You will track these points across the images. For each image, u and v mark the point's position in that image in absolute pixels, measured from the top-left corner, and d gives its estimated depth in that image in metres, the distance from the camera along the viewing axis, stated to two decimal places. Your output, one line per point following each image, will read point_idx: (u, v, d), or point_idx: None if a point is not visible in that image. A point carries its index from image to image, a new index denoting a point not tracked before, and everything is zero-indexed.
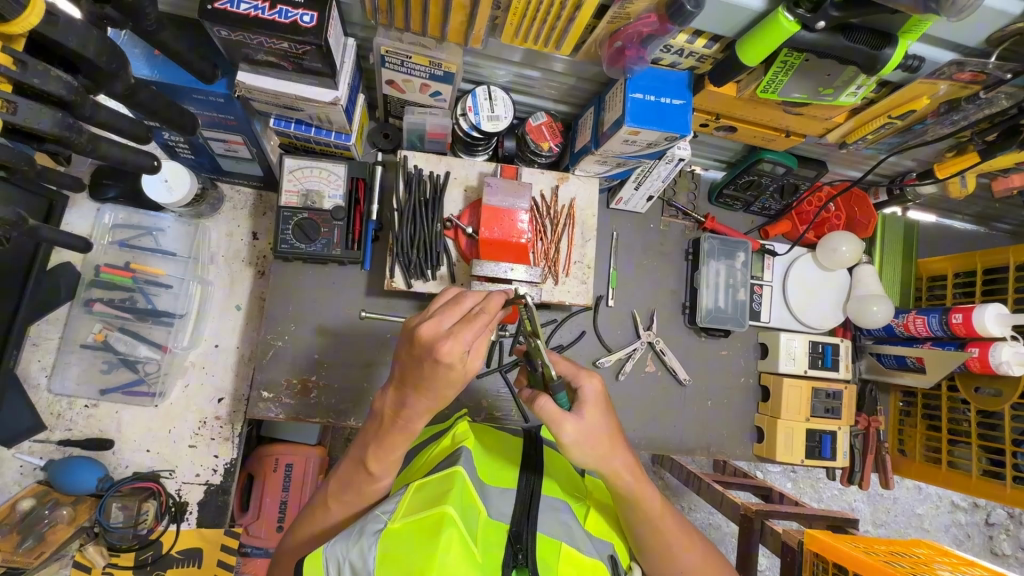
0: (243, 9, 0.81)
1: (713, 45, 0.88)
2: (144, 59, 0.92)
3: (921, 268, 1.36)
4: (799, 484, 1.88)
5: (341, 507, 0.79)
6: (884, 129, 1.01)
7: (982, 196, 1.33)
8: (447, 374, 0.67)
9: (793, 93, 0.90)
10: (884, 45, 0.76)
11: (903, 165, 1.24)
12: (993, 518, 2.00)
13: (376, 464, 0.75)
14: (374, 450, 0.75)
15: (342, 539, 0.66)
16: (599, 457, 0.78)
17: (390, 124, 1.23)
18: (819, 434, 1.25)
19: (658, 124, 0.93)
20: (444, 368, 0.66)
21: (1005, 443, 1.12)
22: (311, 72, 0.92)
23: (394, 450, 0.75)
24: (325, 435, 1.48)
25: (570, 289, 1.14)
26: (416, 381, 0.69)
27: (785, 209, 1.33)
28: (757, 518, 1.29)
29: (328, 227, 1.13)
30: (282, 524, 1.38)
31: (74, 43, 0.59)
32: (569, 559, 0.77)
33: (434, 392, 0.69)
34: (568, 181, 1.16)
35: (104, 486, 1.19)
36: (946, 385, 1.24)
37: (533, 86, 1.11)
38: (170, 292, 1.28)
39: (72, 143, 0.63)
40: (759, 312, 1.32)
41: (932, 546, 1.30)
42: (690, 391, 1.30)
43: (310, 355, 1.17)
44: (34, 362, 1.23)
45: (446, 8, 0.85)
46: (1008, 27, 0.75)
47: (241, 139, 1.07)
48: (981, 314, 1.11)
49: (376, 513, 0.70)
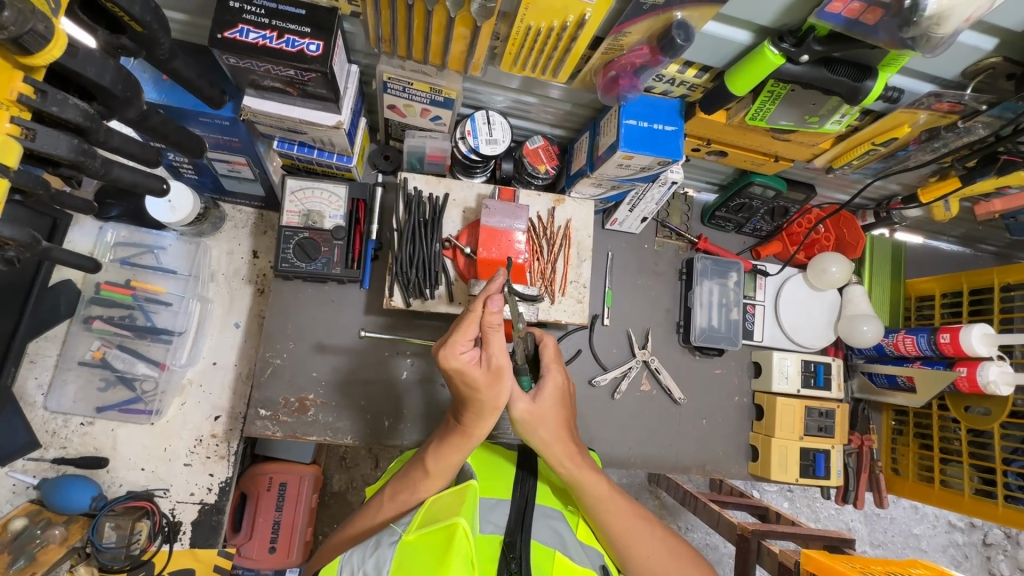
0: (252, 38, 0.84)
1: (703, 74, 0.91)
2: (153, 84, 0.95)
3: (909, 288, 1.39)
4: (796, 503, 1.88)
5: (391, 508, 0.90)
6: (869, 156, 1.04)
7: (966, 219, 1.37)
8: (470, 383, 0.80)
9: (780, 120, 0.93)
10: (865, 77, 0.79)
11: (889, 189, 1.27)
12: (989, 538, 2.01)
13: (432, 465, 0.88)
14: (434, 454, 0.88)
15: (363, 553, 0.70)
16: (545, 441, 0.87)
17: (391, 146, 1.26)
18: (813, 453, 1.26)
19: (651, 150, 0.96)
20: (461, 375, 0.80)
21: (995, 462, 1.15)
22: (315, 97, 0.95)
23: (450, 463, 0.88)
24: (319, 454, 1.49)
25: (566, 308, 1.16)
26: (457, 392, 0.84)
27: (776, 230, 1.36)
28: (753, 538, 1.31)
29: (328, 246, 1.15)
30: (275, 544, 1.38)
31: (92, 72, 0.61)
32: (560, 566, 0.81)
33: (482, 399, 0.82)
34: (565, 204, 1.19)
35: (98, 505, 1.18)
36: (936, 404, 1.26)
37: (531, 111, 1.15)
38: (169, 309, 1.29)
39: (87, 168, 0.64)
40: (751, 331, 1.34)
41: (927, 566, 1.31)
42: (685, 410, 1.31)
43: (309, 372, 1.18)
44: (31, 379, 1.23)
45: (447, 38, 0.89)
46: (982, 61, 0.79)
47: (244, 160, 1.10)
48: (968, 335, 1.13)
49: (397, 530, 0.73)
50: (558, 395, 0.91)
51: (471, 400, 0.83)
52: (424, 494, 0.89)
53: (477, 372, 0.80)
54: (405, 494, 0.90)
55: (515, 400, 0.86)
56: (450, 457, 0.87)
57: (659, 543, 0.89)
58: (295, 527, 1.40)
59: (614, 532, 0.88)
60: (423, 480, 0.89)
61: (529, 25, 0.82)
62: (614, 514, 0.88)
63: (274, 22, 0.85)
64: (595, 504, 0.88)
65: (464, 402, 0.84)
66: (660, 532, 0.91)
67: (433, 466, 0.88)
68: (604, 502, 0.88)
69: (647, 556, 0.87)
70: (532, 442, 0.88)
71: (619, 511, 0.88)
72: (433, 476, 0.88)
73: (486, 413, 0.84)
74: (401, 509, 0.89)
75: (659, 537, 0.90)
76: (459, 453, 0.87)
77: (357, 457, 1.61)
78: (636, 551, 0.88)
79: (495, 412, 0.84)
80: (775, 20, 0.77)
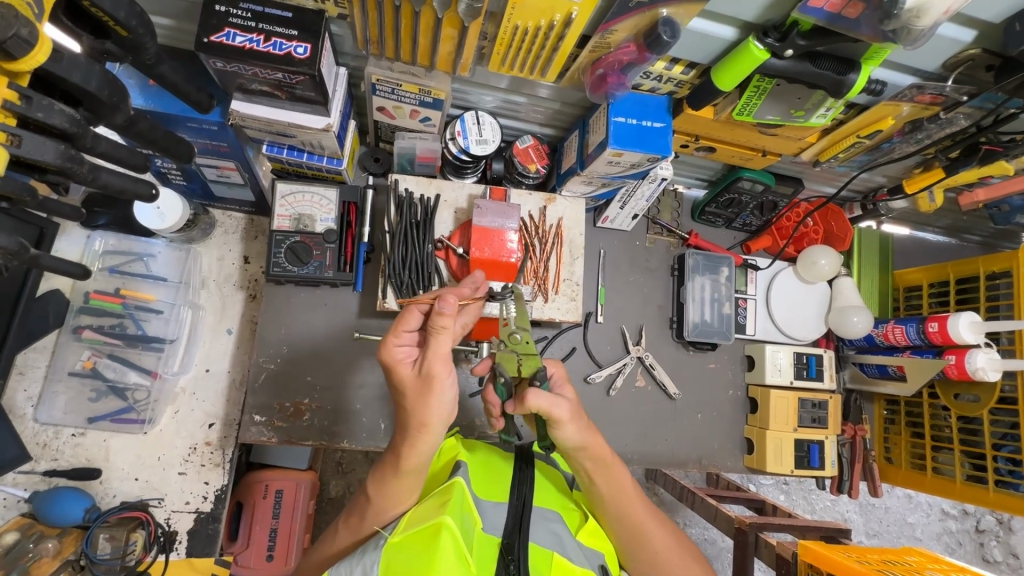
0: (239, 42, 0.83)
1: (690, 71, 0.92)
2: (139, 89, 0.95)
3: (897, 279, 1.41)
4: (792, 496, 1.90)
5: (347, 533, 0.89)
6: (855, 148, 1.06)
7: (951, 209, 1.39)
8: (402, 383, 0.81)
9: (767, 115, 0.94)
10: (849, 71, 0.81)
11: (875, 181, 1.29)
12: (983, 525, 2.03)
13: (374, 491, 0.85)
14: (376, 480, 0.85)
15: (348, 563, 0.68)
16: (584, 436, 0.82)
17: (381, 149, 1.26)
18: (807, 444, 1.28)
19: (640, 146, 0.97)
20: (395, 373, 0.81)
21: (985, 447, 1.17)
22: (304, 100, 0.94)
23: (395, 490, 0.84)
24: (316, 459, 1.48)
25: (560, 307, 1.16)
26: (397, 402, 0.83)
27: (766, 225, 1.37)
28: (751, 531, 1.32)
29: (320, 249, 1.14)
30: (272, 552, 1.37)
31: (77, 77, 0.61)
32: (560, 567, 0.82)
33: (409, 410, 0.80)
34: (556, 202, 1.20)
35: (91, 516, 1.17)
36: (927, 392, 1.27)
37: (520, 111, 1.15)
38: (160, 317, 1.27)
39: (74, 174, 0.64)
40: (744, 325, 1.36)
41: (922, 553, 1.32)
42: (681, 405, 1.32)
43: (303, 377, 1.18)
44: (20, 391, 1.22)
45: (435, 39, 0.89)
46: (962, 53, 0.81)
47: (233, 165, 1.09)
48: (955, 323, 1.14)
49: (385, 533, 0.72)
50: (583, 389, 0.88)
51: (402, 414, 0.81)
52: (370, 520, 0.86)
53: (408, 373, 0.80)
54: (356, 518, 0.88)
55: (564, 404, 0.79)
56: (396, 489, 0.84)
57: (668, 538, 0.93)
58: (293, 533, 1.39)
59: (629, 533, 0.91)
60: (368, 506, 0.86)
61: (516, 25, 0.82)
62: (631, 511, 0.90)
63: (261, 26, 0.84)
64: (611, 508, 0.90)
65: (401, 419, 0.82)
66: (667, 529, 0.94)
67: (378, 490, 0.84)
68: (624, 505, 0.89)
69: (655, 551, 0.92)
70: (570, 442, 0.82)
71: (638, 515, 0.90)
72: (377, 500, 0.85)
73: (414, 430, 0.79)
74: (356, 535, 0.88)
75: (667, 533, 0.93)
76: (400, 481, 0.83)
77: (353, 462, 1.60)
78: (646, 549, 0.92)
79: (423, 430, 0.79)
80: (758, 15, 0.78)
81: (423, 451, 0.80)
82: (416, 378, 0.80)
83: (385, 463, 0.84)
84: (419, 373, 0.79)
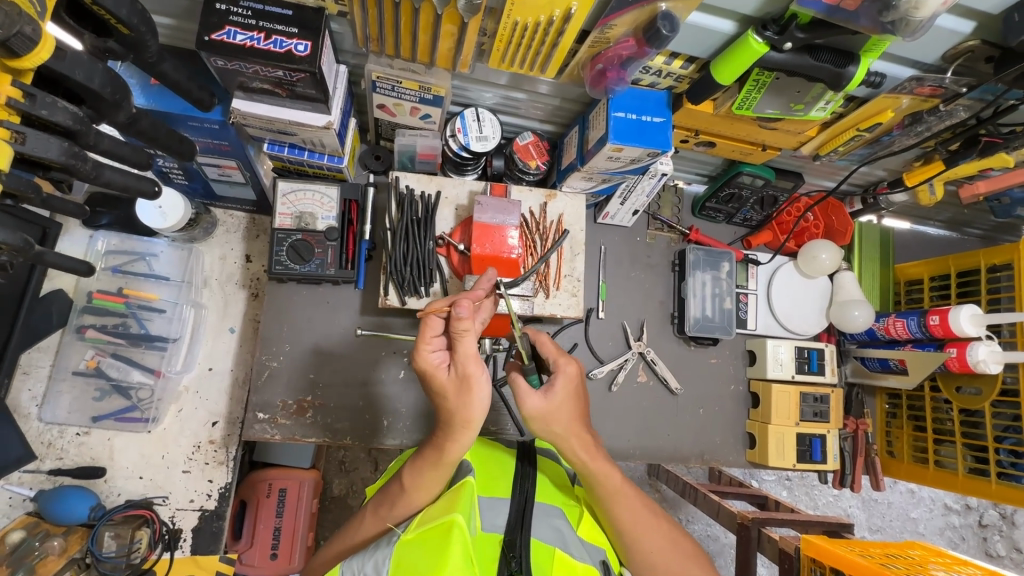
0: (239, 40, 0.84)
1: (689, 65, 0.93)
2: (141, 89, 0.95)
3: (898, 273, 1.41)
4: (794, 491, 1.90)
5: (374, 521, 0.90)
6: (854, 141, 1.06)
7: (951, 203, 1.39)
8: (439, 387, 0.80)
9: (766, 109, 0.95)
10: (848, 63, 0.81)
11: (875, 175, 1.29)
12: (985, 519, 2.03)
13: (410, 482, 0.86)
14: (412, 471, 0.86)
15: (361, 557, 0.71)
16: (559, 432, 0.87)
17: (381, 147, 1.26)
18: (809, 438, 1.28)
19: (640, 141, 0.97)
20: (430, 378, 0.80)
21: (987, 440, 1.17)
22: (305, 98, 0.95)
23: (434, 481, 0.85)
24: (319, 457, 1.49)
25: (561, 303, 1.16)
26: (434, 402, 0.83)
27: (766, 220, 1.37)
28: (754, 525, 1.32)
29: (322, 247, 1.15)
30: (276, 550, 1.38)
31: (80, 75, 0.62)
32: (560, 564, 0.82)
33: (450, 409, 0.80)
34: (556, 199, 1.20)
35: (97, 514, 1.18)
36: (929, 386, 1.28)
37: (520, 107, 1.16)
38: (163, 316, 1.28)
39: (78, 171, 0.64)
40: (745, 319, 1.36)
41: (925, 547, 1.33)
42: (682, 400, 1.32)
43: (306, 375, 1.18)
44: (25, 391, 1.22)
45: (434, 36, 0.89)
46: (960, 45, 0.81)
47: (234, 164, 1.10)
48: (956, 316, 1.14)
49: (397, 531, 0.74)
50: (571, 388, 0.88)
51: (443, 413, 0.81)
52: (401, 510, 0.87)
53: (444, 376, 0.80)
54: (386, 508, 0.88)
55: (527, 399, 0.84)
56: (432, 480, 0.85)
57: (662, 542, 0.92)
58: (297, 531, 1.40)
59: (622, 532, 0.91)
60: (400, 497, 0.87)
61: (516, 20, 0.82)
62: (622, 509, 0.90)
63: (261, 23, 0.85)
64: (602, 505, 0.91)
65: (442, 418, 0.82)
66: (666, 529, 0.93)
67: (411, 482, 0.86)
68: (613, 500, 0.90)
69: (649, 552, 0.91)
70: (545, 434, 0.88)
71: (627, 515, 0.90)
72: (410, 491, 0.86)
73: (458, 428, 0.80)
74: (384, 522, 0.89)
75: (663, 534, 0.92)
76: (435, 472, 0.84)
77: (356, 461, 1.61)
78: (639, 548, 0.91)
79: (468, 427, 0.80)
80: (757, 9, 0.78)
81: (465, 446, 0.81)
82: (455, 379, 0.79)
83: (422, 457, 0.85)
84: (456, 374, 0.79)
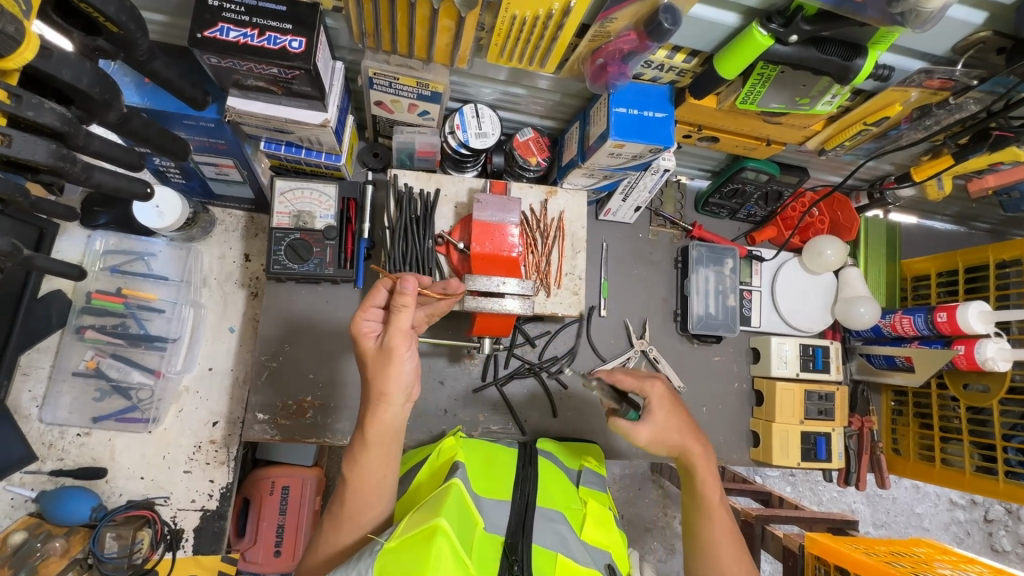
0: (232, 37, 0.82)
1: (692, 59, 0.91)
2: (135, 88, 0.94)
3: (905, 269, 1.39)
4: (798, 487, 1.89)
5: (331, 525, 0.83)
6: (861, 136, 1.04)
7: (959, 197, 1.37)
8: (363, 356, 0.83)
9: (771, 103, 0.93)
10: (855, 56, 0.79)
11: (881, 169, 1.27)
12: (991, 514, 2.02)
13: (350, 473, 0.82)
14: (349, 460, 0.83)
15: (344, 567, 0.68)
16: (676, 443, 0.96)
17: (380, 144, 1.25)
18: (814, 436, 1.26)
19: (643, 137, 0.95)
20: (358, 345, 0.84)
21: (995, 438, 1.15)
22: (301, 95, 0.93)
23: (372, 467, 0.82)
24: (321, 456, 1.48)
25: (562, 301, 1.15)
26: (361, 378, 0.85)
27: (771, 215, 1.35)
28: (758, 523, 1.31)
29: (320, 247, 1.14)
30: (280, 548, 1.37)
31: (68, 75, 0.60)
32: (564, 567, 0.83)
33: (371, 379, 0.81)
34: (557, 195, 1.18)
35: (98, 515, 1.17)
36: (936, 383, 1.26)
37: (520, 103, 1.14)
38: (162, 316, 1.27)
39: (66, 173, 0.63)
40: (749, 317, 1.34)
41: (931, 544, 1.31)
42: (685, 398, 1.31)
43: (305, 375, 1.18)
44: (25, 392, 1.22)
45: (432, 31, 0.88)
46: (972, 36, 0.79)
47: (231, 163, 1.09)
48: (964, 313, 1.12)
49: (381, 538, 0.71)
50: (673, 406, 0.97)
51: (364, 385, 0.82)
52: (349, 505, 0.82)
53: (370, 347, 0.83)
54: (337, 507, 0.83)
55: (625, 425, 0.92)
56: (371, 464, 0.82)
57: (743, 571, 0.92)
58: (300, 530, 1.39)
59: (706, 548, 0.94)
60: (346, 492, 0.82)
61: (514, 15, 0.80)
62: (715, 523, 0.95)
63: (255, 20, 0.83)
64: (695, 508, 0.97)
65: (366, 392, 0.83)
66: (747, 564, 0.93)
67: (351, 475, 0.82)
68: (707, 511, 0.96)
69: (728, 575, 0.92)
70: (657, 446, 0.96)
71: (712, 517, 0.95)
72: (352, 483, 0.82)
73: (374, 400, 0.80)
74: (339, 524, 0.82)
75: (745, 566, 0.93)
76: (372, 455, 0.81)
77: None
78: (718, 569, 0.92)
79: (384, 400, 0.80)
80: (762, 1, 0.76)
81: (387, 419, 0.81)
82: (377, 350, 0.82)
83: (353, 442, 0.83)
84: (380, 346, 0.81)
